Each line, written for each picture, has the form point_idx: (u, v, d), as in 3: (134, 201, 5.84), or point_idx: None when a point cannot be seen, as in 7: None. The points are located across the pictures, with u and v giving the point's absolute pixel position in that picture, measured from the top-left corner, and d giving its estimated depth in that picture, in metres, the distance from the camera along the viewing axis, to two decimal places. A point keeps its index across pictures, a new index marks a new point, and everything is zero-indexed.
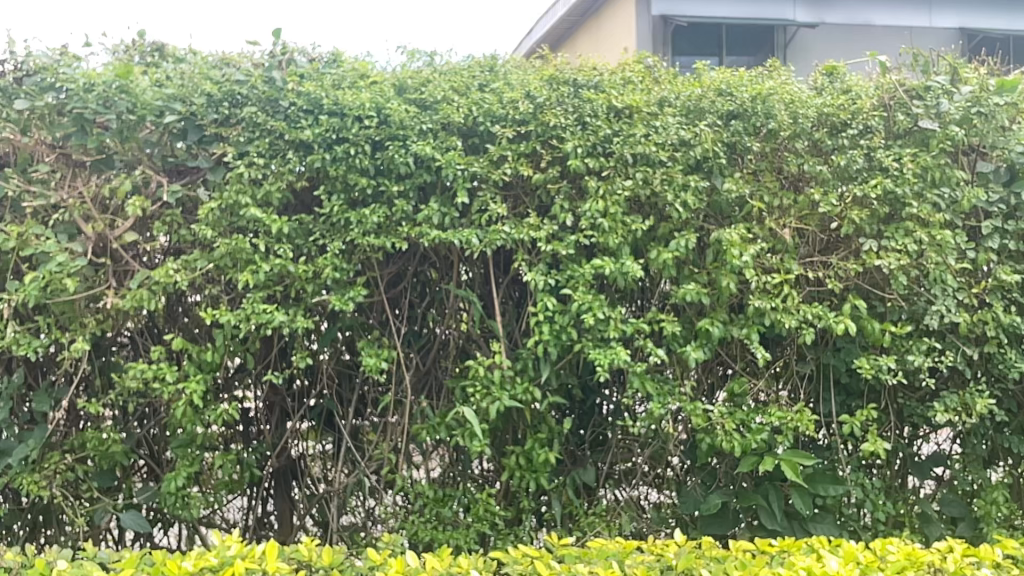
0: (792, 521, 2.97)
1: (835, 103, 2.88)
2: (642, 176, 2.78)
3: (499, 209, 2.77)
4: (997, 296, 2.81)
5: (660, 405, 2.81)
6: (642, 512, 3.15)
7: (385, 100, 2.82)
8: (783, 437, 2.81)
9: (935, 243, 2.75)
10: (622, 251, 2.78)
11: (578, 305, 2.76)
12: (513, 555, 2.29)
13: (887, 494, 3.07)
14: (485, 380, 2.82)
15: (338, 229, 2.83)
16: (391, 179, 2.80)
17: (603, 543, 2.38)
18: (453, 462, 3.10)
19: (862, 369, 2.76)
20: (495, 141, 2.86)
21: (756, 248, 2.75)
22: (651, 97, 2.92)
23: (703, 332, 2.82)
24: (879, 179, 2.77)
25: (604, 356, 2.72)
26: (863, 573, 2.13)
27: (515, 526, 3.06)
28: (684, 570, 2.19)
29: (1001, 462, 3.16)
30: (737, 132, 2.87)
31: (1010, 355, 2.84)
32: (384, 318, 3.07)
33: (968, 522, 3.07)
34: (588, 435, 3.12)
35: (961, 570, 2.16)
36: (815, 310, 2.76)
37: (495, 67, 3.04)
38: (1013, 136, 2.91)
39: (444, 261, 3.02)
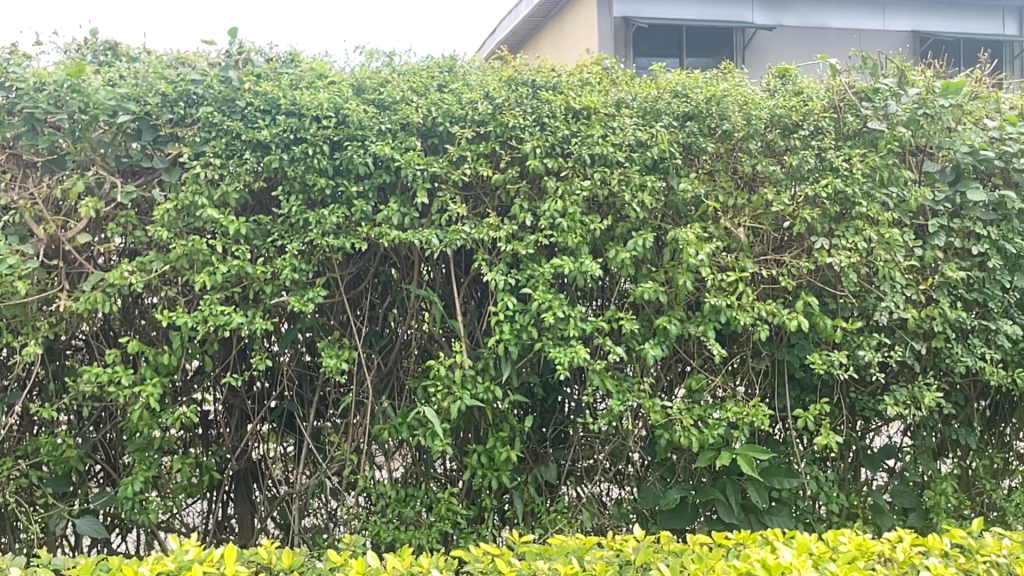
0: (750, 515, 3.03)
1: (787, 104, 2.95)
2: (600, 177, 2.81)
3: (459, 209, 2.78)
4: (944, 292, 2.89)
5: (619, 402, 2.85)
6: (603, 508, 3.18)
7: (343, 100, 2.82)
8: (739, 432, 2.86)
9: (883, 241, 2.83)
10: (581, 250, 2.81)
11: (538, 305, 2.78)
12: (474, 553, 2.31)
13: (841, 486, 3.15)
14: (446, 380, 2.83)
15: (297, 230, 2.81)
16: (350, 179, 2.79)
17: (563, 539, 2.40)
18: (415, 462, 3.10)
19: (815, 365, 2.83)
20: (455, 142, 2.87)
21: (711, 247, 2.80)
22: (608, 99, 2.96)
23: (660, 330, 2.86)
24: (829, 179, 2.84)
25: (564, 354, 2.74)
26: (815, 564, 2.19)
27: (477, 524, 3.07)
28: (642, 564, 2.22)
29: (950, 454, 3.25)
30: (692, 133, 2.92)
31: (957, 349, 2.92)
32: (344, 319, 3.06)
33: (919, 513, 3.15)
34: (549, 433, 3.15)
35: (909, 559, 2.23)
36: (769, 307, 2.82)
37: (455, 68, 3.05)
38: (959, 137, 3.00)
39: (404, 261, 3.02)
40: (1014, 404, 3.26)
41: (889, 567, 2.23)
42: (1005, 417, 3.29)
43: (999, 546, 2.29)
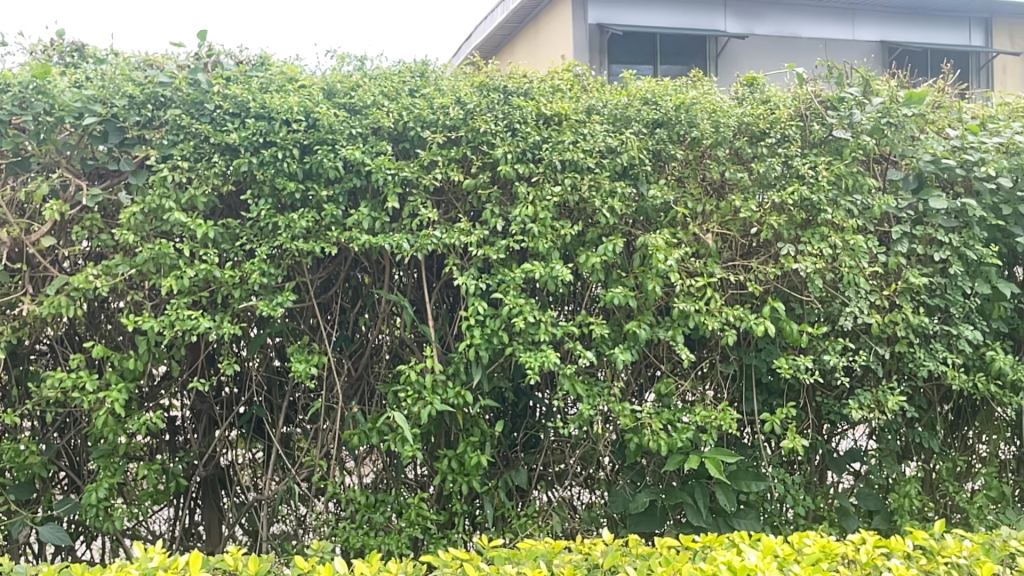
0: (717, 518, 3.06)
1: (755, 112, 2.99)
2: (571, 183, 2.83)
3: (429, 214, 2.78)
4: (907, 298, 2.94)
5: (589, 407, 2.87)
6: (574, 512, 3.19)
7: (313, 104, 2.81)
8: (707, 436, 2.89)
9: (848, 247, 2.89)
10: (552, 255, 2.82)
11: (509, 310, 2.79)
12: (443, 558, 2.31)
13: (807, 489, 3.19)
14: (417, 385, 2.83)
15: (266, 234, 2.80)
16: (320, 183, 2.78)
17: (532, 544, 2.41)
18: (386, 467, 3.09)
19: (782, 369, 2.87)
20: (426, 146, 2.88)
21: (680, 253, 2.83)
22: (579, 105, 2.98)
23: (630, 335, 2.88)
24: (795, 186, 2.89)
25: (534, 359, 2.75)
26: (780, 566, 2.22)
27: (447, 529, 3.07)
28: (610, 567, 2.24)
29: (915, 458, 3.29)
30: (661, 140, 2.95)
31: (919, 354, 2.98)
32: (314, 323, 3.05)
33: (883, 515, 3.20)
34: (520, 437, 3.16)
35: (872, 560, 2.26)
36: (736, 312, 2.86)
37: (426, 73, 3.05)
38: (922, 145, 3.06)
39: (375, 265, 3.01)
40: (976, 407, 3.32)
41: (852, 568, 2.27)
42: (968, 420, 3.34)
43: (960, 548, 2.33)
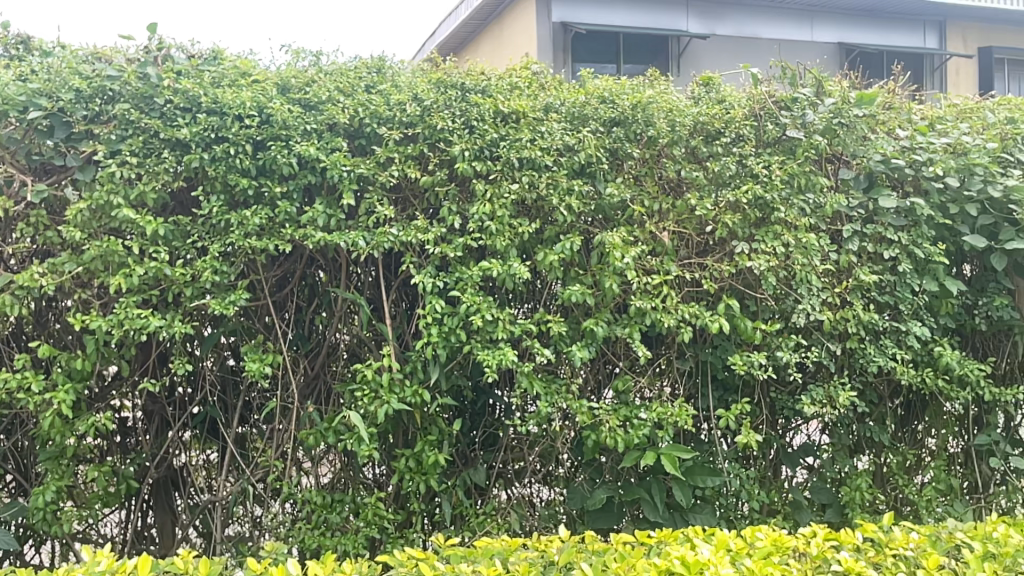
0: (674, 513, 3.08)
1: (710, 112, 3.03)
2: (528, 180, 2.83)
3: (386, 211, 2.76)
4: (857, 296, 3.00)
5: (547, 404, 2.88)
6: (532, 509, 3.20)
7: (267, 99, 2.77)
8: (664, 432, 2.92)
9: (801, 245, 2.94)
10: (509, 253, 2.82)
11: (466, 308, 2.78)
12: (398, 557, 2.29)
13: (761, 483, 3.25)
14: (373, 384, 2.81)
15: (219, 232, 2.76)
16: (274, 180, 2.75)
17: (488, 542, 2.41)
18: (343, 467, 3.06)
19: (736, 365, 2.91)
20: (382, 143, 2.85)
21: (637, 250, 2.85)
22: (537, 103, 2.98)
23: (587, 332, 2.89)
24: (749, 185, 2.93)
25: (491, 357, 2.75)
26: (732, 560, 2.24)
27: (405, 529, 3.05)
28: (565, 564, 2.24)
29: (866, 452, 3.36)
30: (618, 139, 2.97)
31: (869, 349, 3.04)
32: (268, 321, 3.01)
33: (836, 508, 3.26)
34: (478, 435, 3.16)
35: (822, 553, 2.30)
36: (692, 309, 2.89)
37: (383, 69, 3.02)
38: (872, 145, 3.11)
39: (331, 263, 2.98)
40: (926, 402, 3.37)
41: (803, 561, 2.30)
42: (918, 414, 3.40)
43: (907, 539, 2.37)
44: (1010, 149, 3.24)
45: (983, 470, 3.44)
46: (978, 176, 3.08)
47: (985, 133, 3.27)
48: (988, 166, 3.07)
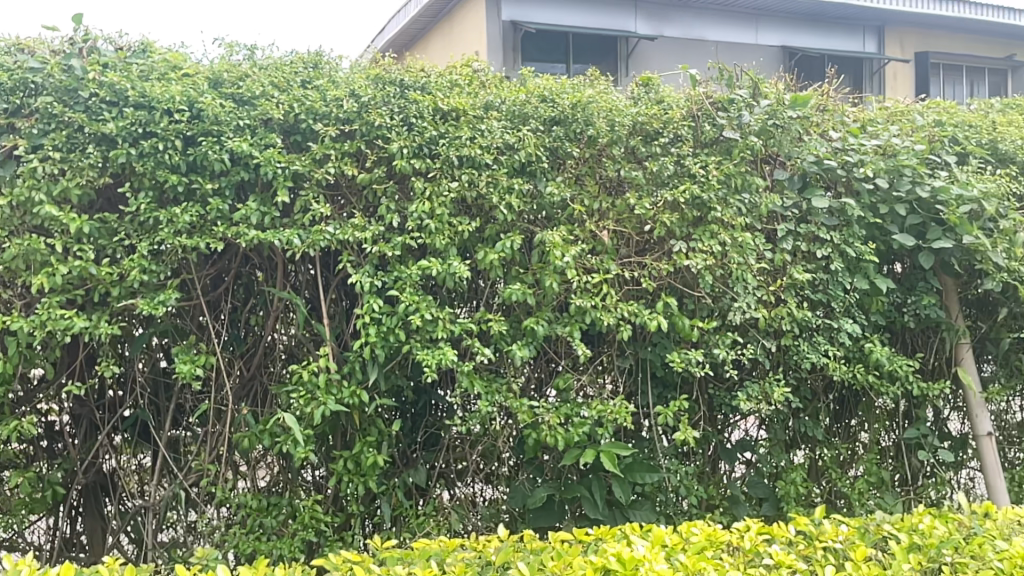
0: (614, 510, 3.10)
1: (649, 113, 3.06)
2: (467, 178, 2.81)
3: (322, 209, 2.72)
4: (791, 294, 3.06)
5: (487, 404, 2.87)
6: (473, 509, 3.19)
7: (198, 93, 2.71)
8: (604, 430, 2.93)
9: (736, 244, 2.99)
10: (449, 252, 2.80)
11: (405, 307, 2.76)
12: (333, 561, 2.26)
13: (700, 479, 3.29)
14: (310, 385, 2.76)
15: (147, 229, 2.68)
16: (205, 176, 2.68)
17: (426, 543, 2.39)
18: (281, 471, 3.03)
19: (674, 363, 2.94)
20: (318, 140, 2.81)
21: (577, 249, 2.86)
22: (476, 101, 2.97)
23: (528, 331, 2.89)
24: (687, 185, 2.96)
25: (431, 356, 2.72)
26: (667, 555, 2.26)
27: (344, 531, 3.02)
28: (502, 564, 2.23)
29: (802, 447, 3.43)
30: (558, 138, 2.97)
31: (803, 346, 3.10)
32: (200, 321, 2.95)
33: (771, 502, 3.32)
34: (418, 435, 3.14)
35: (755, 547, 2.33)
36: (631, 307, 2.91)
37: (320, 64, 2.97)
38: (806, 147, 3.18)
39: (267, 262, 2.93)
40: (858, 397, 3.45)
41: (736, 555, 2.33)
42: (852, 409, 3.48)
43: (837, 532, 2.41)
44: (937, 152, 3.34)
45: (912, 462, 3.54)
46: (907, 177, 3.17)
47: (914, 135, 3.36)
48: (916, 167, 3.16)
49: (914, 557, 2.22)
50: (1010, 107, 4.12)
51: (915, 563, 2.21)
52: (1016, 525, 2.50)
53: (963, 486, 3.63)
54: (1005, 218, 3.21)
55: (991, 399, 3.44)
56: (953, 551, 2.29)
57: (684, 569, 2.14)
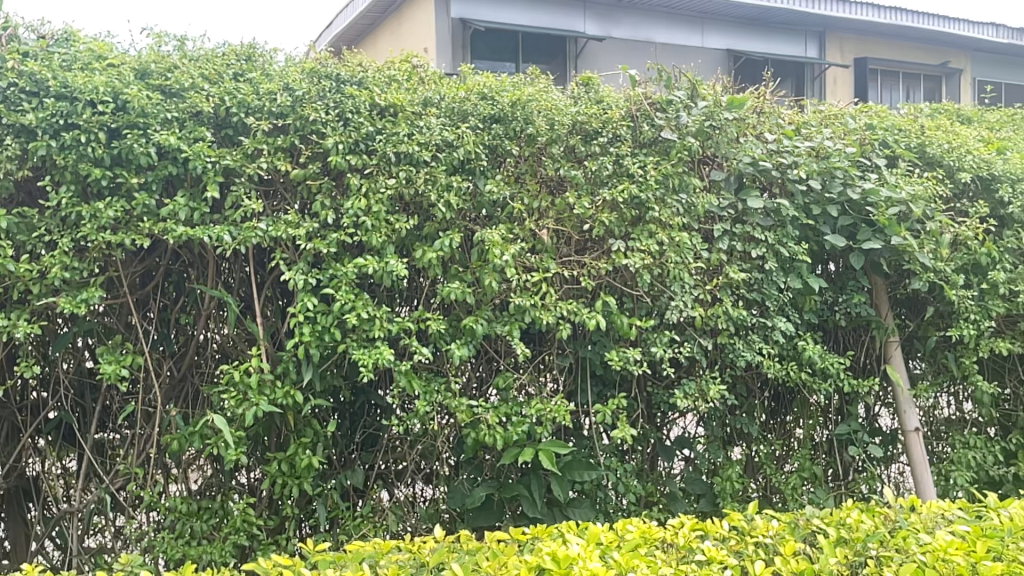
0: (553, 509, 3.10)
1: (588, 112, 3.08)
2: (405, 176, 2.78)
3: (253, 205, 2.67)
4: (727, 292, 3.10)
5: (425, 403, 2.85)
6: (412, 510, 3.16)
7: (123, 85, 2.63)
8: (543, 429, 2.93)
9: (674, 244, 3.01)
10: (386, 250, 2.76)
11: (341, 305, 2.71)
12: (264, 565, 2.16)
13: (639, 476, 3.31)
14: (242, 385, 2.70)
15: (69, 225, 2.61)
16: (130, 170, 2.61)
17: (360, 546, 2.35)
18: (213, 474, 2.96)
19: (612, 361, 2.95)
20: (250, 134, 2.75)
21: (516, 248, 2.85)
22: (415, 97, 2.94)
23: (466, 330, 2.87)
24: (625, 185, 2.97)
25: (367, 356, 2.69)
26: (602, 553, 2.26)
27: (278, 535, 2.96)
28: (435, 564, 2.20)
29: (738, 443, 3.49)
30: (497, 136, 2.96)
31: (738, 344, 3.15)
32: (129, 321, 2.88)
33: (708, 498, 3.38)
34: (357, 435, 3.09)
35: (688, 543, 2.35)
36: (570, 306, 2.91)
37: (254, 57, 2.90)
38: (742, 148, 3.22)
39: (198, 259, 2.87)
40: (793, 394, 3.53)
41: (670, 551, 2.34)
42: (787, 406, 3.55)
43: (767, 527, 2.45)
44: (868, 155, 3.43)
45: (844, 457, 3.62)
46: (838, 179, 3.26)
47: (846, 138, 3.44)
48: (847, 169, 3.25)
49: (841, 551, 2.27)
50: (937, 112, 4.26)
51: (841, 557, 2.26)
52: (939, 518, 2.58)
53: (893, 481, 3.72)
54: (931, 220, 3.31)
55: (919, 395, 3.53)
56: (878, 545, 2.34)
57: (617, 567, 2.14)
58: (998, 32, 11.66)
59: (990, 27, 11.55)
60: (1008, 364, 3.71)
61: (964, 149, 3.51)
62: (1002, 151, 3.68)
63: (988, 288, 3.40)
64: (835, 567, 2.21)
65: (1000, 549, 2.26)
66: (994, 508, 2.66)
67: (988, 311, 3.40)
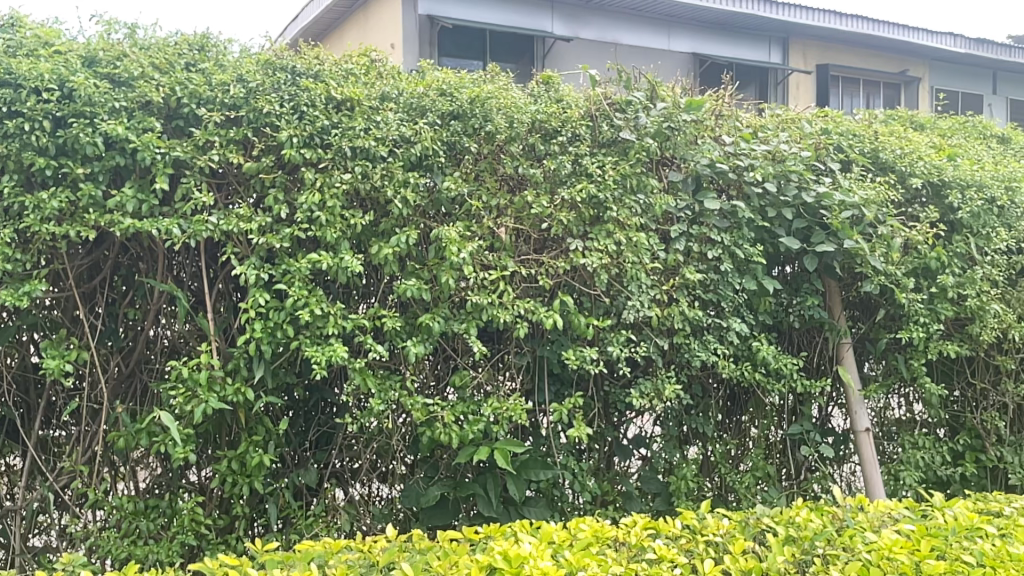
0: (508, 508, 3.09)
1: (547, 111, 3.07)
2: (361, 171, 2.75)
3: (203, 198, 2.63)
4: (683, 293, 3.12)
5: (380, 402, 2.82)
6: (367, 509, 3.12)
7: (70, 72, 2.58)
8: (498, 428, 2.92)
9: (632, 244, 3.02)
10: (341, 246, 2.73)
11: (294, 301, 2.66)
12: (209, 565, 2.11)
13: (596, 475, 3.32)
14: (191, 382, 2.65)
15: (12, 216, 2.57)
16: (76, 160, 2.56)
17: (311, 545, 2.31)
18: (162, 473, 2.92)
19: (569, 360, 2.95)
20: (201, 125, 2.71)
21: (473, 246, 2.83)
22: (372, 91, 2.91)
23: (423, 327, 2.84)
24: (584, 184, 2.98)
25: (320, 353, 2.65)
26: (554, 552, 2.25)
27: (227, 535, 2.92)
28: (386, 564, 2.18)
29: (694, 442, 3.51)
30: (456, 132, 2.94)
31: (694, 345, 3.17)
32: (75, 314, 2.83)
33: (664, 497, 3.38)
34: (310, 434, 3.06)
35: (639, 542, 2.35)
36: (528, 305, 2.91)
37: (206, 47, 2.83)
38: (700, 150, 3.25)
39: (147, 252, 2.81)
40: (748, 394, 3.56)
41: (621, 550, 2.34)
42: (742, 406, 3.59)
43: (718, 526, 2.46)
44: (822, 159, 3.48)
45: (797, 457, 3.67)
46: (793, 183, 3.30)
47: (802, 142, 3.48)
48: (802, 173, 3.29)
49: (788, 549, 2.29)
50: (891, 118, 4.34)
51: (789, 555, 2.28)
52: (886, 517, 2.62)
53: (844, 480, 3.76)
54: (883, 224, 3.37)
55: (870, 396, 3.59)
56: (825, 543, 2.37)
57: (568, 566, 2.14)
58: (955, 41, 11.91)
59: (947, 36, 11.80)
60: (956, 365, 3.78)
61: (916, 155, 3.58)
62: (953, 157, 3.75)
63: (937, 292, 3.47)
64: (783, 565, 2.23)
65: (943, 548, 2.31)
66: (939, 508, 2.71)
67: (938, 315, 3.46)
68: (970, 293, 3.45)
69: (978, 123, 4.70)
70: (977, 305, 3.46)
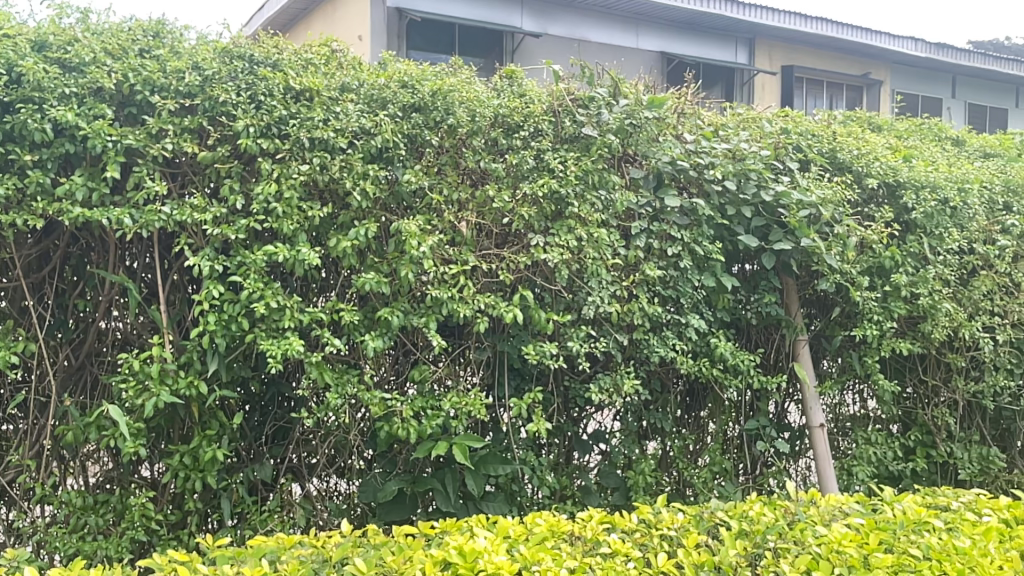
0: (467, 503, 3.09)
1: (510, 105, 3.07)
2: (319, 162, 2.72)
3: (156, 187, 2.58)
4: (643, 289, 3.13)
5: (336, 395, 2.79)
6: (324, 505, 3.09)
7: (18, 56, 2.52)
8: (456, 422, 2.90)
9: (592, 240, 3.02)
10: (298, 238, 2.70)
11: (249, 294, 2.63)
12: (158, 561, 2.07)
13: (555, 469, 3.33)
14: (141, 375, 2.60)
15: None
16: (24, 147, 2.51)
17: (263, 541, 2.27)
18: (113, 467, 2.86)
19: (528, 355, 2.94)
20: (154, 113, 2.66)
21: (433, 239, 2.81)
22: (332, 82, 2.89)
23: (382, 322, 2.82)
24: (546, 179, 2.98)
25: (276, 347, 2.61)
26: (509, 546, 2.25)
27: (179, 530, 2.89)
28: (339, 560, 2.15)
29: (653, 438, 3.54)
30: (417, 125, 2.92)
31: (653, 341, 3.19)
32: (23, 305, 2.77)
33: (622, 492, 3.40)
34: (266, 428, 3.02)
35: (595, 536, 2.36)
36: (488, 300, 2.89)
37: (162, 34, 2.77)
38: (661, 147, 3.27)
39: (99, 242, 2.76)
40: (707, 389, 3.59)
41: (576, 544, 2.35)
42: (701, 402, 3.61)
43: (672, 520, 2.49)
44: (782, 158, 3.52)
45: (753, 452, 3.71)
46: (752, 181, 3.33)
47: (762, 141, 3.52)
48: (760, 171, 3.33)
49: (740, 543, 2.32)
50: (849, 119, 4.41)
51: (741, 548, 2.31)
52: (836, 510, 2.67)
53: (799, 475, 3.82)
54: (840, 223, 3.42)
55: (825, 392, 3.65)
56: (777, 537, 2.40)
57: (522, 560, 2.14)
58: (915, 45, 12.13)
59: (908, 41, 12.03)
60: (909, 363, 3.86)
61: (872, 156, 3.64)
62: (908, 159, 3.82)
63: (891, 290, 3.54)
64: (734, 559, 2.26)
65: (890, 541, 2.35)
66: (888, 502, 2.76)
67: (891, 313, 3.53)
68: (922, 292, 3.52)
69: (933, 126, 4.80)
70: (929, 304, 3.54)
